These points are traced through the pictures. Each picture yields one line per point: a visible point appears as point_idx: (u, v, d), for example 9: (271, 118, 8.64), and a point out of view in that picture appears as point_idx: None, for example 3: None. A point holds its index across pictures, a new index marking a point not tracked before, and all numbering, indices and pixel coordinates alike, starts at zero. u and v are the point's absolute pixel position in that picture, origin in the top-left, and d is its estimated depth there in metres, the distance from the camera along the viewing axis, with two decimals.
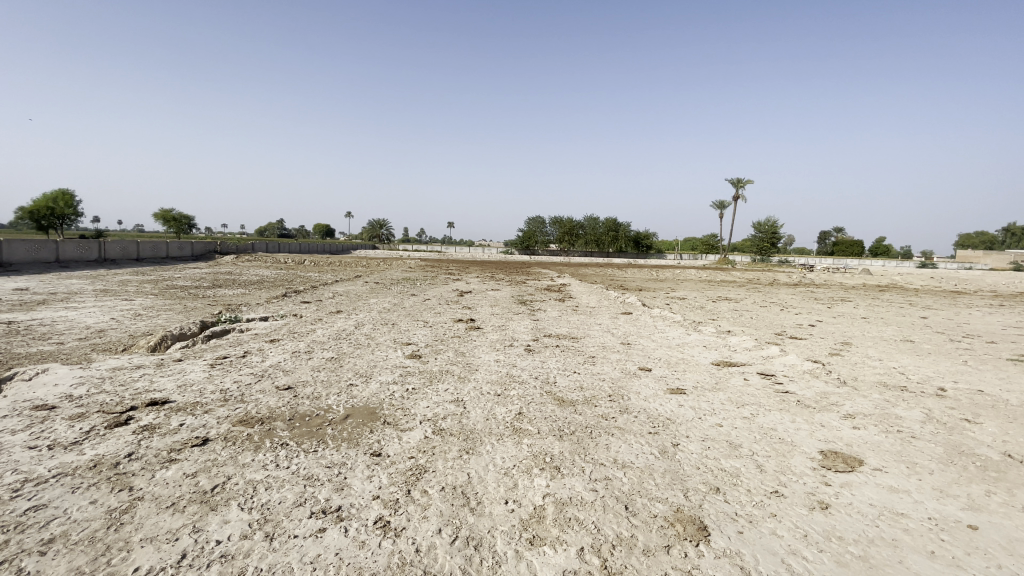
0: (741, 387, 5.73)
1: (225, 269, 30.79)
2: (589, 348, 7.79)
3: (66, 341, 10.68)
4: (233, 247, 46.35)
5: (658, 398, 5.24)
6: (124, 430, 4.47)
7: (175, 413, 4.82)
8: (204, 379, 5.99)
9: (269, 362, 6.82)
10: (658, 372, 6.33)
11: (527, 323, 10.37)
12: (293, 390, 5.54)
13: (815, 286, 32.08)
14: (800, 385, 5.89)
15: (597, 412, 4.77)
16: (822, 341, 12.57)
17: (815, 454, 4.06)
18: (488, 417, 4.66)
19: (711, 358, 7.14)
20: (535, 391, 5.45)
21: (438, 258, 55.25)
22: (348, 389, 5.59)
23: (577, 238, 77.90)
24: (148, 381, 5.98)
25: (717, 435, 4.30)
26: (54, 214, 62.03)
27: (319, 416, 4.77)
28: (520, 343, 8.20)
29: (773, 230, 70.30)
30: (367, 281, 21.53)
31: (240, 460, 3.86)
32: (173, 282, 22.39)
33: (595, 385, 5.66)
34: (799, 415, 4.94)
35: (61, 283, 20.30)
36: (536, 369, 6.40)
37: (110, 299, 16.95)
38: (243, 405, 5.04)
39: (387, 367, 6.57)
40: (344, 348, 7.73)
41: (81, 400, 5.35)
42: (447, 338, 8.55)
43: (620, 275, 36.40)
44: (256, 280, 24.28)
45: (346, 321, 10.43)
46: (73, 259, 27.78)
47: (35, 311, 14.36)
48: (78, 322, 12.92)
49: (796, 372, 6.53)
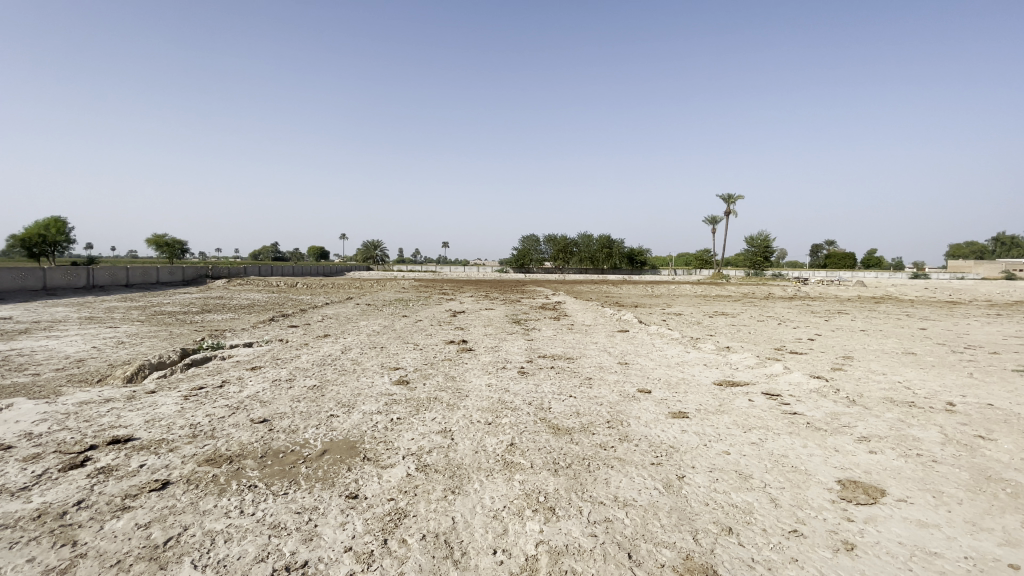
0: (747, 409, 5.40)
1: (217, 293, 30.33)
2: (586, 369, 7.46)
3: (42, 372, 10.21)
4: (225, 270, 45.93)
5: (659, 424, 4.90)
6: (78, 472, 4.04)
7: (137, 451, 4.42)
8: (175, 413, 5.60)
9: (246, 392, 6.43)
10: (658, 394, 5.99)
11: (520, 344, 10.02)
12: (269, 424, 5.16)
13: (812, 299, 31.91)
14: (808, 406, 5.57)
15: (595, 441, 4.43)
16: (823, 356, 12.27)
17: (833, 484, 3.73)
18: (476, 450, 4.31)
19: (714, 378, 6.81)
20: (527, 418, 5.10)
21: (433, 278, 55.02)
22: (327, 421, 5.22)
23: (572, 255, 78.04)
24: (115, 417, 5.56)
25: (725, 465, 3.96)
26: (46, 242, 61.53)
27: (294, 452, 4.40)
28: (513, 365, 7.86)
29: (765, 245, 70.72)
30: (360, 303, 21.20)
31: (201, 507, 3.48)
32: (162, 308, 21.93)
33: (593, 410, 5.31)
34: (810, 439, 4.61)
35: (46, 311, 19.79)
36: (529, 394, 6.05)
37: (94, 327, 16.45)
38: (212, 441, 4.66)
39: (372, 395, 6.20)
40: (329, 375, 7.36)
41: (39, 439, 4.89)
42: (437, 362, 8.19)
43: (615, 291, 36.24)
44: (247, 304, 23.86)
45: (333, 346, 10.04)
46: (61, 286, 27.26)
47: (15, 340, 13.88)
48: (57, 352, 12.44)
49: (802, 390, 6.21)
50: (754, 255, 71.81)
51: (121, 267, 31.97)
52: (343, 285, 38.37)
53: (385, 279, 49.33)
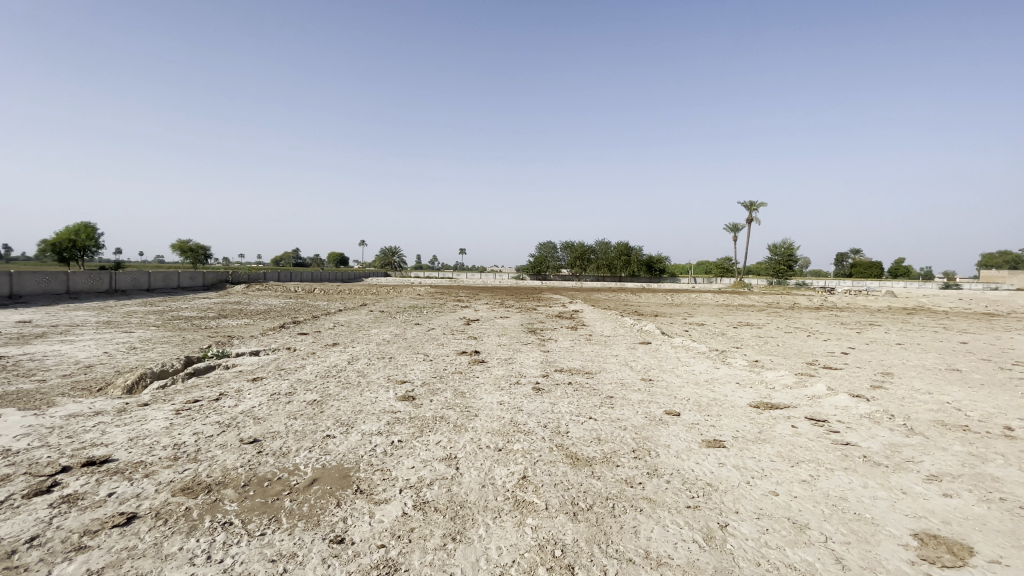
0: (791, 438, 4.78)
1: (236, 298, 30.28)
2: (607, 386, 6.86)
3: (48, 378, 9.96)
4: (245, 275, 46.13)
5: (693, 455, 4.30)
6: (42, 501, 3.61)
7: (109, 477, 3.98)
8: (162, 430, 5.18)
9: (241, 407, 6.00)
10: (689, 417, 5.37)
11: (536, 356, 9.44)
12: (259, 445, 4.71)
13: (840, 310, 30.73)
14: (861, 435, 4.93)
15: (619, 476, 3.86)
16: (860, 372, 11.43)
17: (909, 540, 3.11)
18: (484, 484, 3.78)
19: (749, 399, 6.16)
20: (543, 444, 4.55)
21: (449, 285, 54.58)
22: (322, 444, 4.74)
23: (589, 262, 77.05)
24: (99, 433, 5.16)
25: (776, 512, 3.36)
26: (76, 246, 63.21)
27: (280, 481, 3.94)
28: (527, 380, 7.31)
29: (789, 253, 69.19)
30: (374, 309, 20.88)
31: (164, 550, 3.01)
32: (179, 312, 21.91)
33: (616, 436, 4.73)
34: (870, 478, 3.99)
35: (66, 314, 19.84)
36: (545, 414, 5.49)
37: (109, 332, 16.32)
38: (193, 466, 4.21)
39: (374, 413, 5.71)
40: (331, 389, 6.89)
41: (13, 457, 4.50)
42: (446, 375, 7.68)
43: (634, 300, 35.44)
44: (263, 309, 23.78)
45: (340, 356, 9.60)
46: (83, 290, 27.56)
47: (28, 345, 13.76)
48: (68, 357, 12.26)
49: (851, 416, 5.54)
50: (777, 263, 70.18)
51: (143, 271, 32.21)
52: (360, 291, 38.47)
53: (402, 285, 49.15)
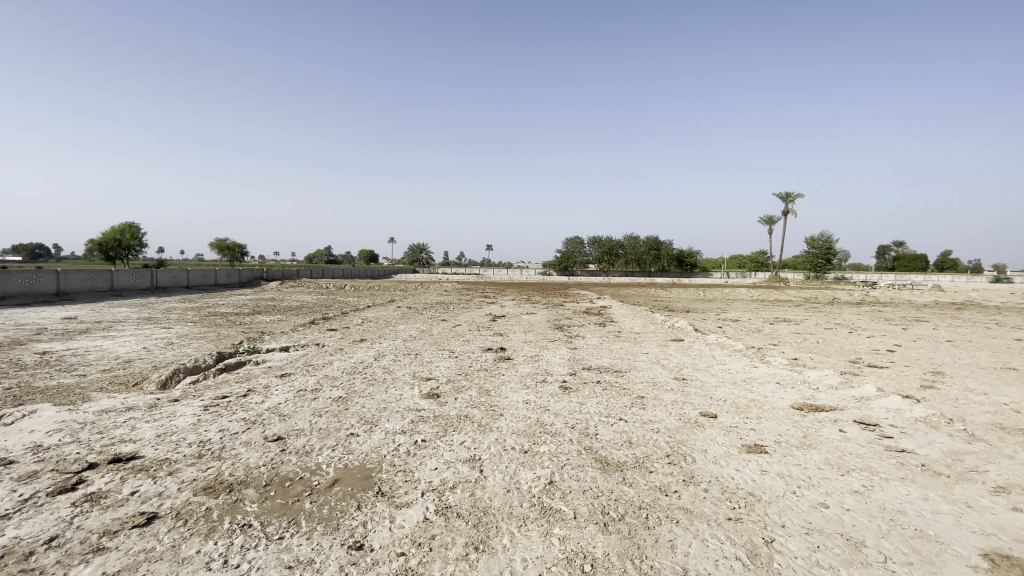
0: (840, 444, 4.45)
1: (270, 294, 30.97)
2: (637, 385, 6.61)
3: (89, 373, 10.28)
4: (278, 272, 47.07)
5: (732, 462, 4.03)
6: (66, 499, 3.62)
7: (133, 475, 3.98)
8: (189, 427, 5.19)
9: (267, 404, 5.99)
10: (726, 420, 5.09)
11: (563, 353, 9.21)
12: (282, 443, 4.66)
13: (883, 305, 29.37)
14: (917, 441, 4.55)
15: (653, 483, 3.63)
16: (907, 371, 10.78)
17: (978, 561, 2.80)
18: (509, 488, 3.60)
19: (791, 400, 5.81)
20: (571, 447, 4.35)
21: (476, 280, 54.74)
22: (345, 442, 4.66)
23: (617, 257, 75.93)
24: (128, 429, 5.21)
25: (826, 526, 3.09)
26: (122, 246, 66.11)
27: (302, 481, 3.85)
28: (554, 378, 7.10)
29: (827, 246, 66.65)
30: (402, 305, 20.97)
31: (181, 553, 2.94)
32: (215, 309, 22.49)
33: (648, 440, 4.49)
34: (930, 490, 3.65)
35: (109, 311, 20.63)
36: (573, 415, 5.28)
37: (148, 328, 16.85)
38: (216, 464, 4.18)
39: (398, 411, 5.61)
40: (356, 386, 6.84)
41: (44, 453, 4.56)
42: (472, 372, 7.55)
43: (665, 295, 34.71)
44: (295, 306, 24.21)
45: (366, 352, 9.58)
46: (127, 287, 28.64)
47: (72, 340, 14.30)
48: (109, 353, 12.66)
49: (905, 419, 5.14)
50: (814, 256, 67.77)
51: (182, 269, 33.22)
52: (389, 288, 38.98)
53: (431, 282, 49.43)
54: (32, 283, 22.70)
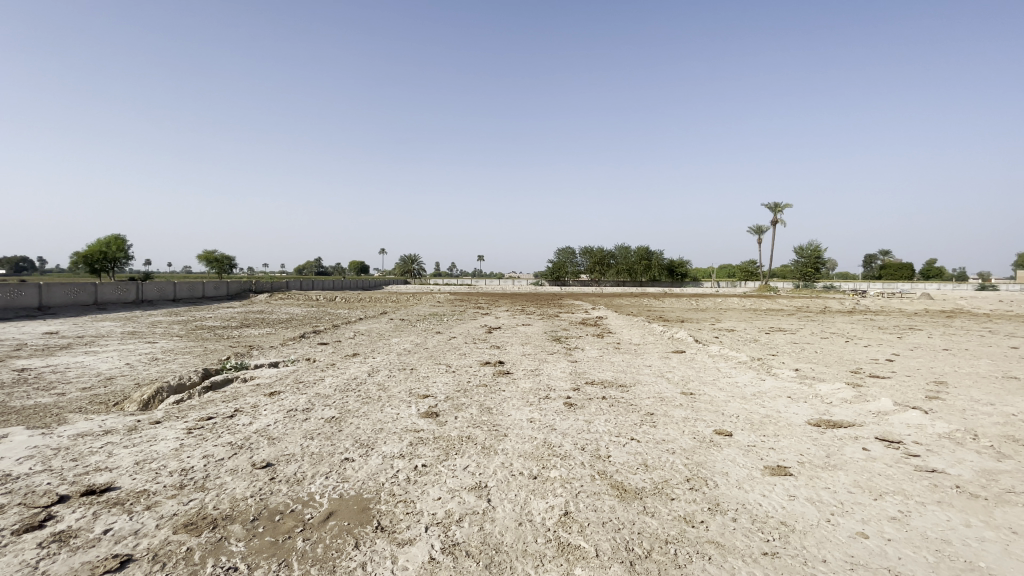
0: (866, 465, 4.21)
1: (259, 307, 30.38)
2: (645, 401, 6.35)
3: (69, 391, 9.81)
4: (267, 284, 46.36)
5: (757, 486, 3.77)
6: (32, 538, 3.25)
7: (108, 509, 3.62)
8: (170, 453, 4.83)
9: (255, 425, 5.64)
10: (743, 438, 4.85)
11: (564, 367, 8.91)
12: (272, 470, 4.32)
13: (875, 313, 29.42)
14: (945, 460, 4.33)
15: (676, 512, 3.36)
16: (910, 381, 10.63)
17: None
18: (521, 521, 3.30)
19: (807, 416, 5.57)
20: (583, 470, 4.08)
21: (468, 292, 54.39)
22: (340, 469, 4.33)
23: (608, 267, 76.06)
24: (105, 456, 4.83)
25: (871, 560, 2.83)
26: (108, 259, 65.06)
27: (294, 514, 3.52)
28: (557, 394, 6.82)
29: (816, 255, 67.24)
30: (394, 318, 20.58)
31: None
32: (203, 322, 21.94)
33: (665, 462, 4.22)
34: (972, 514, 3.42)
35: (92, 325, 20.01)
36: (581, 434, 5.00)
37: (132, 342, 16.31)
38: (200, 495, 3.83)
39: (395, 432, 5.29)
40: (350, 405, 6.49)
41: (11, 484, 4.18)
42: (471, 388, 7.24)
43: (659, 305, 34.52)
44: (285, 318, 23.71)
45: (359, 368, 9.21)
46: (111, 301, 27.98)
47: (53, 356, 13.76)
48: (90, 370, 12.15)
49: (927, 436, 4.93)
50: (803, 265, 68.31)
51: (169, 282, 32.56)
52: (381, 299, 38.51)
53: (422, 293, 49.06)
54: (15, 297, 22.12)
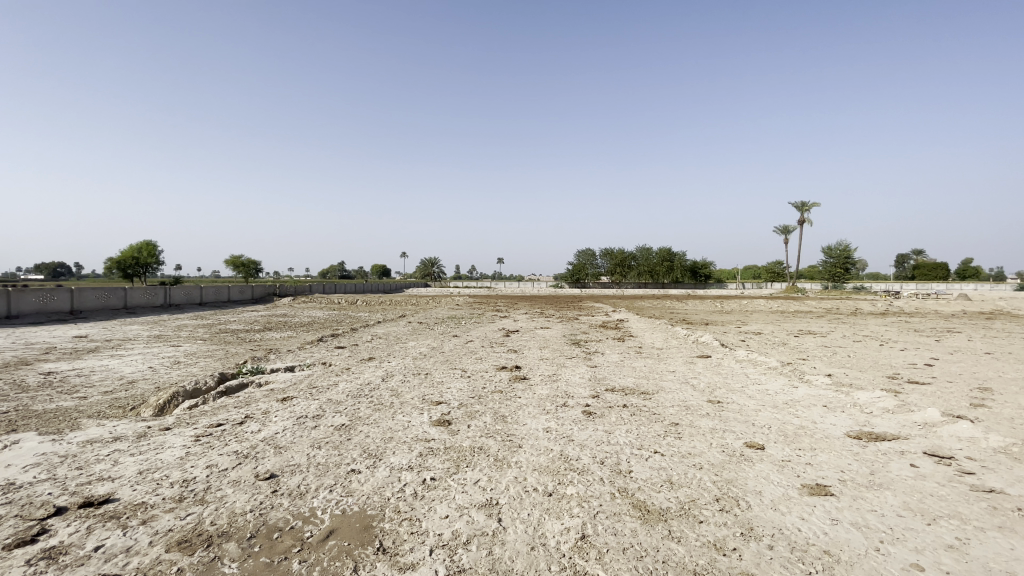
0: (916, 484, 3.81)
1: (282, 310, 30.70)
2: (669, 409, 6.01)
3: (91, 395, 9.90)
4: (291, 288, 46.98)
5: (794, 508, 3.42)
6: (21, 555, 3.11)
7: (102, 524, 3.47)
8: (175, 462, 4.69)
9: (263, 434, 5.48)
10: (777, 453, 4.49)
11: (583, 372, 8.60)
12: (275, 483, 4.14)
13: (910, 315, 28.19)
14: (1006, 478, 3.89)
15: (705, 538, 3.05)
16: (953, 387, 9.99)
17: None
18: (533, 545, 3.03)
19: (845, 428, 5.15)
20: (601, 487, 3.79)
21: (488, 294, 54.28)
22: (344, 482, 4.11)
23: (630, 269, 75.09)
24: (109, 465, 4.71)
25: None
26: (139, 264, 67.08)
27: (293, 532, 3.31)
28: (576, 401, 6.52)
29: (845, 255, 65.21)
30: (413, 321, 20.50)
31: None
32: (227, 326, 22.19)
33: (691, 479, 3.90)
34: None
35: (120, 329, 20.39)
36: (601, 447, 4.70)
37: (157, 346, 16.52)
38: (198, 510, 3.65)
39: (405, 441, 5.07)
40: (361, 411, 6.30)
41: (12, 494, 4.08)
42: (486, 395, 6.99)
43: (682, 307, 33.81)
44: (306, 322, 23.86)
45: (374, 373, 9.05)
46: (140, 305, 28.62)
47: (80, 360, 14.01)
48: (114, 373, 12.29)
49: (982, 451, 4.48)
50: (831, 266, 66.24)
51: (196, 286, 33.19)
52: (401, 302, 38.52)
53: (442, 296, 49.08)
54: (47, 302, 22.73)
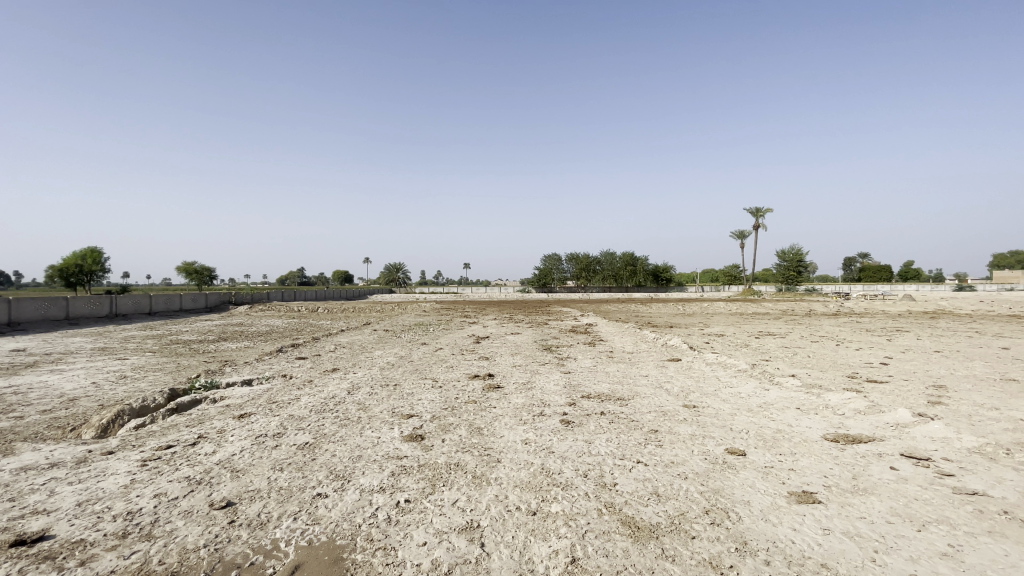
0: (901, 489, 3.79)
1: (239, 319, 29.35)
2: (647, 416, 5.91)
3: (25, 415, 9.05)
4: (248, 295, 45.15)
5: (785, 518, 3.33)
6: None
7: (31, 567, 3.05)
8: (118, 491, 4.23)
9: (218, 456, 5.06)
10: (759, 459, 4.43)
11: (557, 379, 8.45)
12: (233, 512, 3.77)
13: (861, 316, 29.38)
14: (984, 480, 3.93)
15: (699, 555, 2.91)
16: (909, 386, 10.33)
17: None
18: (520, 573, 2.82)
19: (822, 431, 5.16)
20: (587, 503, 3.61)
21: (454, 300, 53.69)
22: (310, 508, 3.79)
23: (594, 274, 75.91)
24: (40, 496, 4.20)
25: None
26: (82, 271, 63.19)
27: (253, 570, 2.98)
28: (553, 410, 6.35)
29: (797, 259, 67.85)
30: (378, 328, 19.90)
31: None
32: (179, 336, 20.99)
33: (678, 491, 3.76)
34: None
35: (60, 342, 18.96)
36: (582, 458, 4.53)
37: (101, 360, 15.37)
38: (144, 547, 3.26)
39: (376, 460, 4.76)
40: (326, 428, 5.93)
41: None
42: (459, 405, 6.73)
43: (646, 311, 34.22)
44: (265, 331, 22.85)
45: (339, 385, 8.63)
46: (83, 316, 26.77)
47: (13, 376, 12.86)
48: (52, 390, 11.33)
49: (955, 451, 4.54)
50: (785, 269, 68.81)
51: (145, 295, 31.38)
52: (365, 309, 37.51)
53: (407, 302, 48.18)
54: None
